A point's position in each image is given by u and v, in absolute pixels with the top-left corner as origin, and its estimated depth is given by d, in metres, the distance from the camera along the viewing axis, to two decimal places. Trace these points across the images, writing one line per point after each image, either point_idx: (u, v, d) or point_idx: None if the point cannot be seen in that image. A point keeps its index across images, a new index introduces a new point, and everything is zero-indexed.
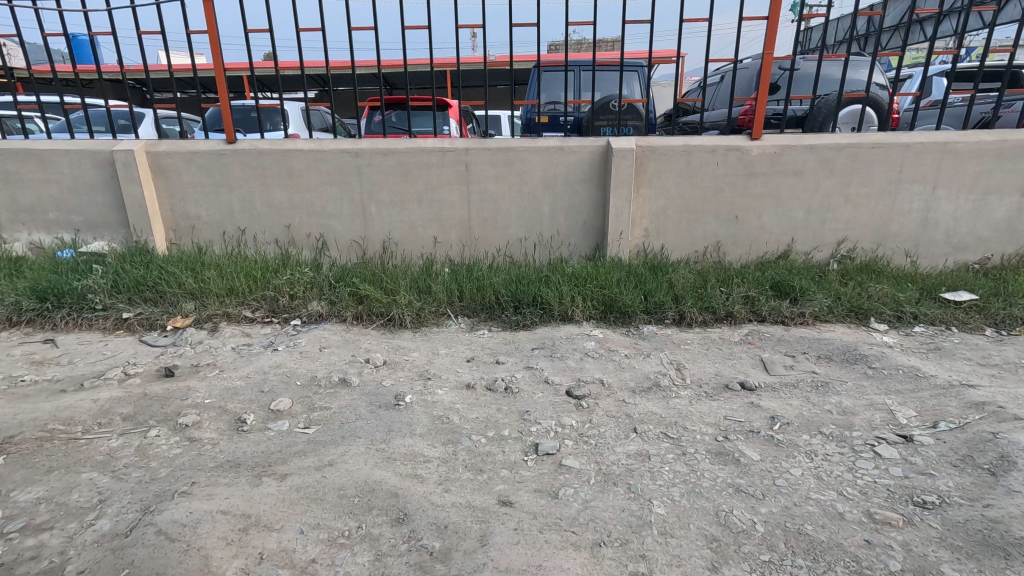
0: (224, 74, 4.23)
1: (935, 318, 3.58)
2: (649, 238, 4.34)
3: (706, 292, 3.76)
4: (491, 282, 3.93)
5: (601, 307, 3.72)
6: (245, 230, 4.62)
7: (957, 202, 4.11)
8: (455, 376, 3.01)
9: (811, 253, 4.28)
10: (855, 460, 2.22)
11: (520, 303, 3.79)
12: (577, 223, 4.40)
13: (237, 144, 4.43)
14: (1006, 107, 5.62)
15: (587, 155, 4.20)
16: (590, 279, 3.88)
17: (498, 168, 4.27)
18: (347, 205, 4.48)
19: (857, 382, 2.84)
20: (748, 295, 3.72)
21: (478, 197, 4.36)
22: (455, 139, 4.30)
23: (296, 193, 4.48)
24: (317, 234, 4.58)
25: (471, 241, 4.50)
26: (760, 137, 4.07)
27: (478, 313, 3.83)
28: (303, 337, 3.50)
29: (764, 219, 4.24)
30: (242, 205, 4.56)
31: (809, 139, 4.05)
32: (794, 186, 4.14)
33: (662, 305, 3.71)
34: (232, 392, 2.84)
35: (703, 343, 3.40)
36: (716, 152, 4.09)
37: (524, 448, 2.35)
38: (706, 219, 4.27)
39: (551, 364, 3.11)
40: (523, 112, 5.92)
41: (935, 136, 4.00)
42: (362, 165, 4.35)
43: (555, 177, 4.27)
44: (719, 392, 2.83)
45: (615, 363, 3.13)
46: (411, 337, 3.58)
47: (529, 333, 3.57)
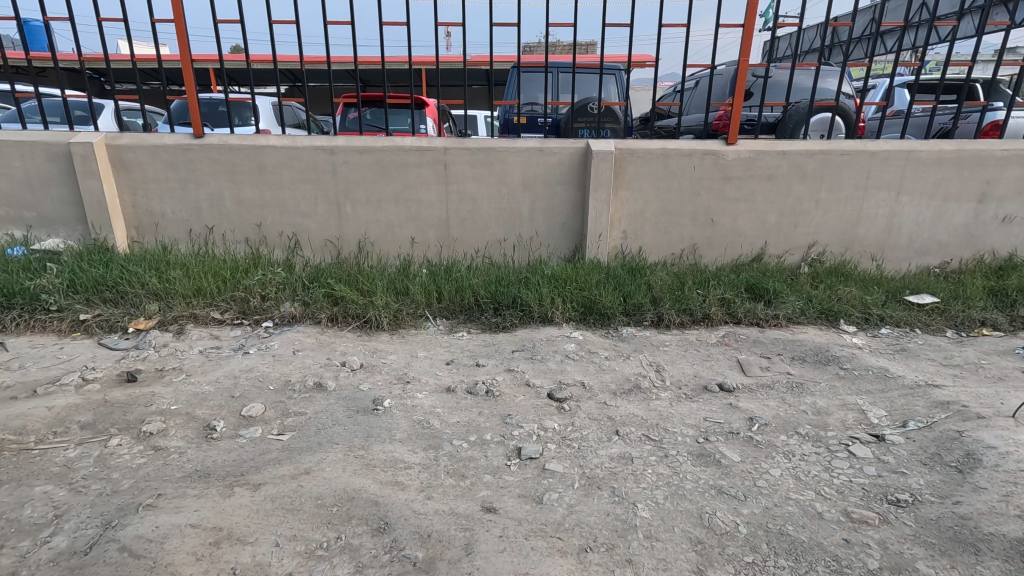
0: (191, 67, 4.06)
1: (900, 319, 3.72)
2: (627, 240, 4.37)
3: (683, 294, 3.80)
4: (470, 284, 3.89)
5: (581, 309, 3.72)
6: (213, 228, 4.45)
7: (919, 208, 4.27)
8: (435, 380, 2.96)
9: (783, 256, 4.39)
10: (831, 460, 2.27)
11: (500, 304, 3.76)
12: (556, 225, 4.39)
13: (205, 138, 4.26)
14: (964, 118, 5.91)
15: (566, 156, 4.20)
16: (569, 281, 3.87)
17: (477, 168, 4.22)
18: (322, 204, 4.36)
19: (830, 383, 2.91)
20: (724, 297, 3.78)
21: (456, 197, 4.31)
22: (434, 138, 4.24)
23: (268, 191, 4.34)
24: (290, 233, 4.45)
25: (449, 242, 4.44)
26: (735, 142, 4.15)
27: (457, 315, 3.78)
28: (275, 339, 3.39)
29: (738, 223, 4.32)
30: (209, 202, 4.39)
31: (782, 145, 4.15)
32: (767, 190, 4.24)
33: (641, 307, 3.73)
34: (200, 398, 2.72)
35: (681, 344, 3.43)
36: (693, 156, 4.15)
37: (507, 453, 2.32)
38: (683, 222, 4.33)
39: (532, 367, 3.09)
40: (501, 113, 5.89)
41: (900, 144, 4.15)
42: (337, 163, 4.24)
43: (534, 178, 4.26)
44: (699, 394, 2.86)
45: (596, 365, 3.13)
46: (389, 339, 3.51)
47: (509, 335, 3.54)
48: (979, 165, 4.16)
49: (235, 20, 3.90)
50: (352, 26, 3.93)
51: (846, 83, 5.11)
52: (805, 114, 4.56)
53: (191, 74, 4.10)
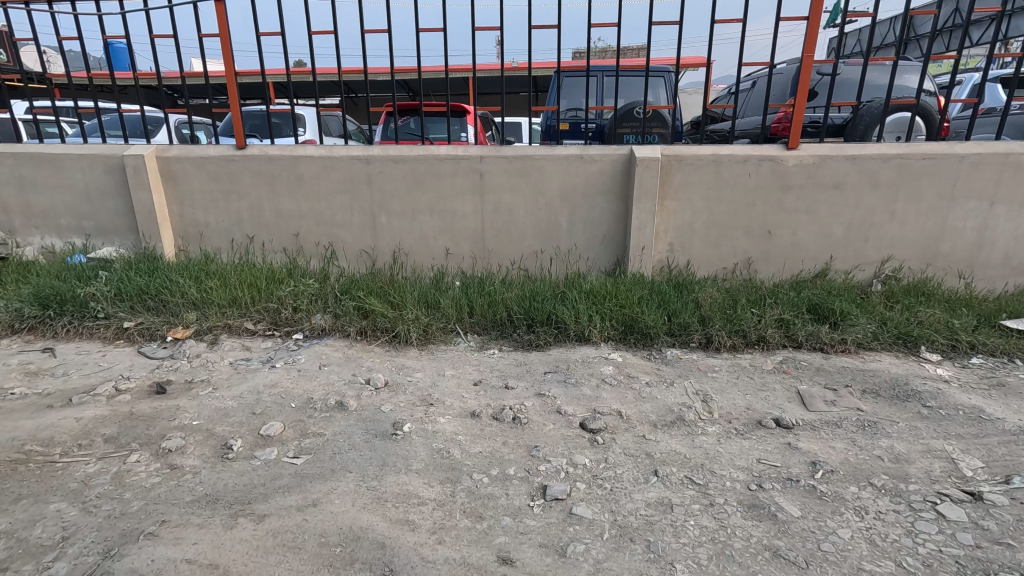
0: (234, 78, 4.14)
1: (996, 348, 3.22)
2: (673, 253, 4.06)
3: (735, 313, 3.46)
4: (502, 298, 3.71)
5: (621, 327, 3.45)
6: (253, 238, 4.50)
7: (1018, 219, 3.73)
8: (461, 403, 2.78)
9: (851, 272, 3.94)
10: (914, 522, 1.92)
11: (533, 321, 3.55)
12: (596, 237, 4.15)
13: (246, 150, 4.31)
14: None
15: (608, 164, 3.95)
16: (608, 297, 3.62)
17: (513, 177, 4.05)
18: (357, 214, 4.32)
19: (910, 424, 2.52)
20: (783, 318, 3.41)
21: (492, 207, 4.15)
22: (470, 146, 4.10)
23: (306, 201, 4.34)
24: (326, 243, 4.43)
25: (484, 253, 4.28)
26: (797, 147, 3.76)
27: (489, 331, 3.61)
28: (303, 353, 3.33)
29: (799, 235, 3.92)
30: (250, 212, 4.44)
31: (851, 149, 3.73)
32: (833, 200, 3.82)
33: (688, 328, 3.42)
34: (222, 413, 2.67)
35: (733, 371, 3.10)
36: (748, 162, 3.80)
37: (530, 492, 2.11)
38: (736, 234, 3.97)
39: (564, 392, 2.86)
40: (543, 119, 5.70)
41: (994, 147, 3.63)
42: (372, 173, 4.18)
43: (573, 188, 4.04)
44: (752, 430, 2.54)
45: (635, 392, 2.86)
46: (417, 356, 3.38)
47: (542, 355, 3.33)
48: None
49: (276, 32, 3.96)
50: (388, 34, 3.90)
51: (929, 79, 4.56)
52: (879, 114, 4.09)
53: (233, 85, 4.17)
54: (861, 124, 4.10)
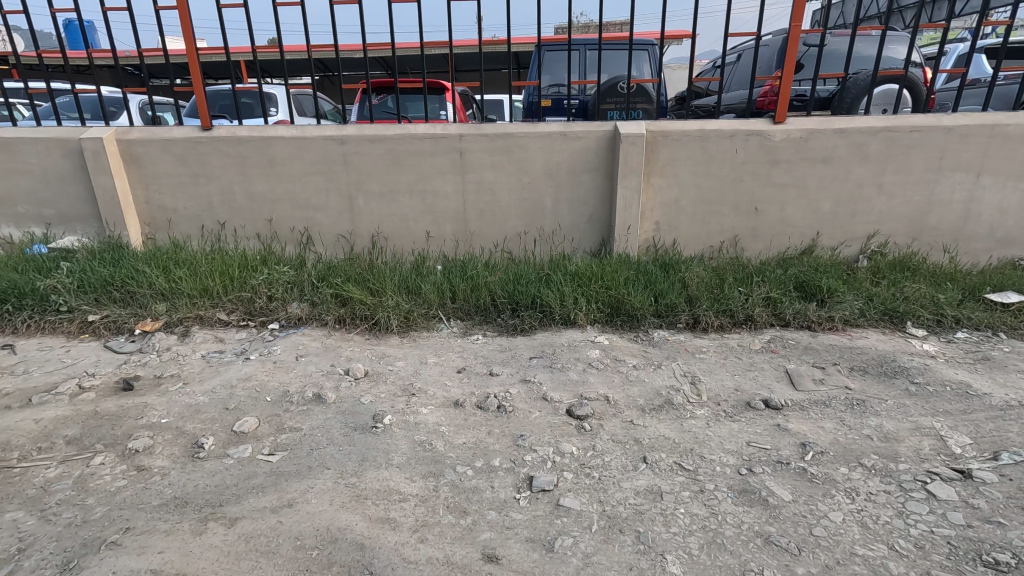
0: (195, 55, 3.91)
1: (980, 322, 3.21)
2: (660, 232, 3.98)
3: (723, 293, 3.41)
4: (486, 282, 3.61)
5: (607, 309, 3.38)
6: (225, 224, 4.31)
7: (1003, 192, 3.71)
8: (444, 392, 2.70)
9: (837, 248, 3.91)
10: (905, 502, 1.90)
11: (518, 305, 3.46)
12: (582, 216, 4.04)
13: (213, 131, 4.09)
14: None
15: (593, 141, 3.83)
16: (594, 278, 3.53)
17: (495, 156, 3.91)
18: (333, 197, 4.15)
19: (899, 401, 2.49)
20: (770, 296, 3.36)
21: (474, 187, 4.01)
22: (449, 124, 3.94)
23: (278, 184, 4.16)
24: (302, 228, 4.26)
25: (467, 236, 4.15)
26: (785, 121, 3.67)
27: (473, 316, 3.51)
28: (279, 344, 3.20)
29: (787, 211, 3.86)
30: (220, 196, 4.24)
31: (839, 122, 3.65)
32: (821, 175, 3.75)
33: (675, 308, 3.36)
34: (193, 410, 2.55)
35: (721, 351, 3.05)
36: (735, 137, 3.70)
37: (516, 483, 2.04)
38: (724, 211, 3.90)
39: (550, 378, 2.78)
40: (525, 95, 5.53)
41: (981, 118, 3.59)
42: (348, 154, 4.00)
43: (557, 166, 3.91)
44: (740, 412, 2.49)
45: (622, 376, 2.80)
46: (398, 343, 3.27)
47: (527, 340, 3.24)
48: None
49: (239, 5, 3.75)
50: (359, 5, 3.70)
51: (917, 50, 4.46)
52: (866, 86, 4.01)
53: (195, 62, 3.94)
54: (848, 96, 4.02)
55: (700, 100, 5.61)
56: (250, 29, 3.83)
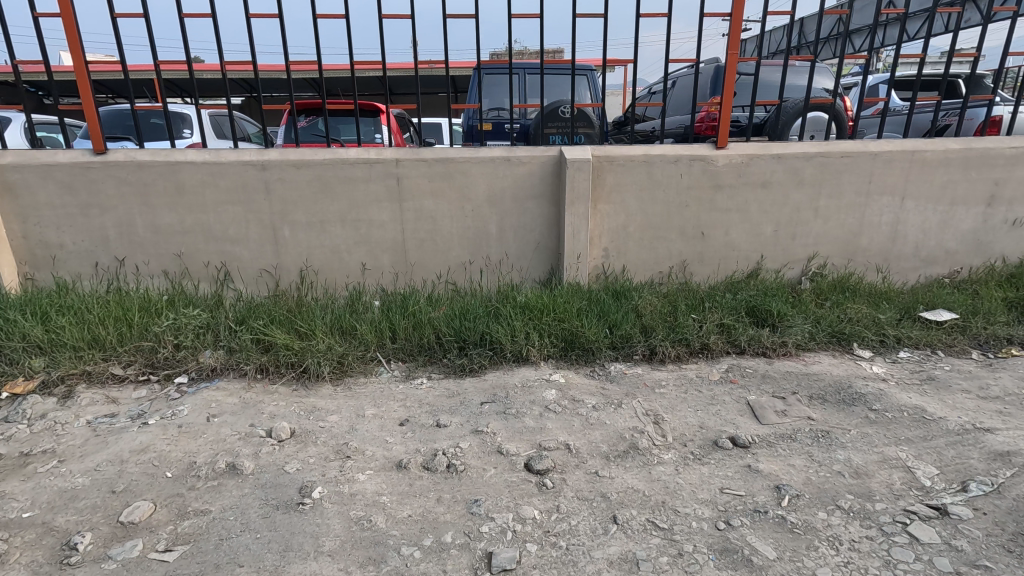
0: (84, 69, 3.42)
1: (920, 340, 3.29)
2: (609, 259, 3.86)
3: (677, 321, 3.31)
4: (429, 319, 3.32)
5: (561, 343, 3.18)
6: (124, 260, 3.76)
7: (925, 213, 3.89)
8: (385, 451, 2.36)
9: (781, 270, 3.95)
10: (889, 549, 1.78)
11: (465, 342, 3.18)
12: (529, 244, 3.85)
13: (108, 155, 3.57)
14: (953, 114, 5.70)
15: (538, 167, 3.67)
16: (546, 310, 3.33)
17: (435, 182, 3.66)
18: (254, 228, 3.72)
19: (862, 430, 2.43)
20: (723, 323, 3.30)
21: (413, 216, 3.73)
22: (384, 148, 3.66)
23: (189, 215, 3.68)
24: (218, 263, 3.79)
25: (406, 268, 3.85)
26: (726, 146, 3.69)
27: (416, 356, 3.20)
28: (187, 401, 2.74)
29: (731, 235, 3.87)
30: (118, 229, 3.70)
31: (776, 148, 3.71)
32: (762, 199, 3.79)
33: (630, 339, 3.22)
34: (68, 497, 2.07)
35: (680, 384, 2.92)
36: (679, 162, 3.67)
37: (473, 564, 1.75)
38: (671, 236, 3.85)
39: (504, 427, 2.52)
40: (464, 119, 5.33)
41: (903, 144, 3.76)
42: (270, 181, 3.62)
43: (501, 193, 3.72)
44: (708, 453, 2.34)
45: (582, 420, 2.58)
46: (331, 394, 2.90)
47: (477, 382, 2.96)
48: (987, 165, 3.80)
49: (139, 14, 3.35)
50: (280, 20, 3.41)
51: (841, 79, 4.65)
52: (799, 112, 4.11)
53: (83, 77, 3.44)
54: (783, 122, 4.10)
55: (640, 125, 5.65)
56: (151, 41, 3.41)
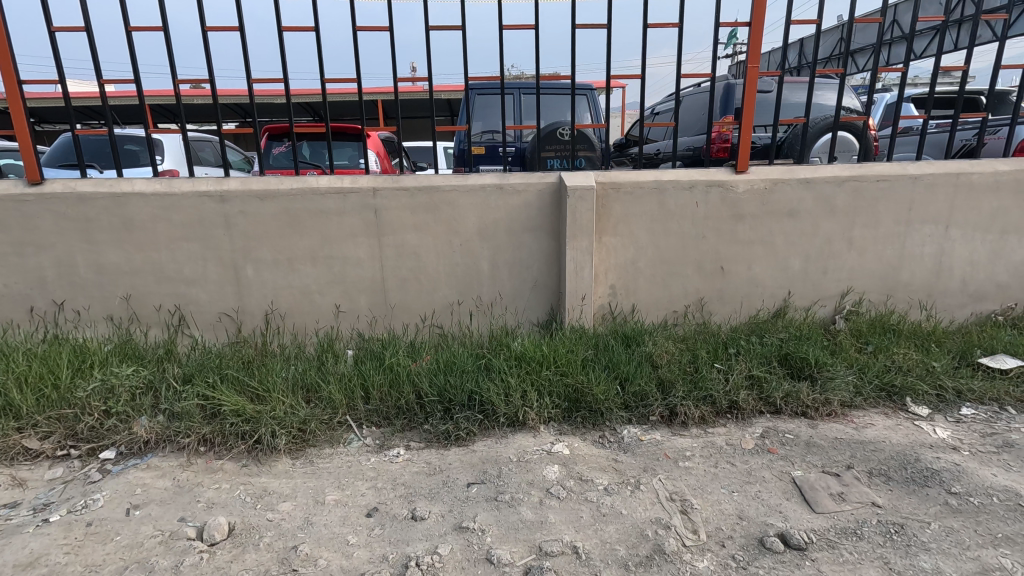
0: (16, 89, 3.02)
1: (984, 394, 2.81)
2: (616, 297, 3.41)
3: (699, 374, 2.83)
4: (409, 373, 2.84)
5: (563, 403, 2.70)
6: (63, 304, 3.29)
7: (972, 243, 3.45)
8: (343, 561, 1.86)
9: (811, 308, 3.49)
10: None
11: (451, 403, 2.69)
12: (525, 282, 3.39)
13: (45, 186, 3.14)
14: (991, 133, 5.36)
15: (534, 195, 3.24)
16: (545, 362, 2.84)
17: (418, 214, 3.22)
18: (213, 266, 3.27)
19: (946, 524, 1.93)
20: (753, 375, 2.83)
21: (393, 252, 3.28)
22: (360, 176, 3.24)
23: (137, 252, 3.23)
24: (171, 306, 3.33)
25: (386, 310, 3.38)
26: (747, 170, 3.27)
27: (392, 420, 2.70)
28: (107, 487, 2.23)
29: (754, 270, 3.42)
30: (56, 269, 3.24)
31: (803, 172, 3.30)
32: (788, 229, 3.35)
33: (646, 397, 2.74)
34: None
35: (708, 456, 2.42)
36: (695, 189, 3.25)
37: None
38: (687, 271, 3.40)
39: (496, 521, 2.02)
40: (454, 143, 4.95)
41: (946, 166, 3.34)
42: (230, 214, 3.18)
43: (493, 225, 3.27)
44: (756, 558, 1.84)
45: (592, 509, 2.09)
46: (287, 471, 2.40)
47: (465, 454, 2.47)
48: None
49: (80, 28, 2.98)
50: (241, 33, 3.04)
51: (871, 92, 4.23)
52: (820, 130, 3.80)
53: (15, 98, 3.03)
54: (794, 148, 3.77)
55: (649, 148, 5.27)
56: (96, 58, 3.04)
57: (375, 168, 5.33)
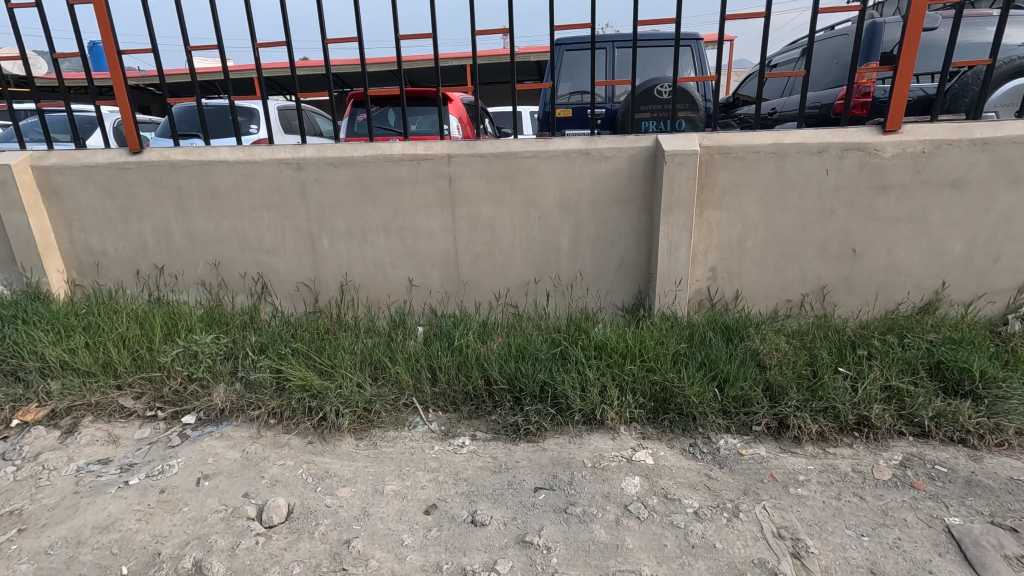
0: (117, 60, 3.14)
1: None
2: (717, 281, 2.95)
3: (820, 381, 2.34)
4: (478, 357, 2.64)
5: (648, 403, 2.36)
6: (163, 269, 3.47)
7: None
8: (394, 564, 1.72)
9: (973, 304, 2.80)
10: None
11: (521, 393, 2.45)
12: (609, 261, 3.03)
13: (144, 155, 3.26)
14: None
15: (624, 162, 2.83)
16: (630, 354, 2.50)
17: (494, 184, 2.96)
18: (291, 236, 3.25)
19: None
20: (891, 386, 2.29)
21: (467, 224, 3.06)
22: (434, 141, 3.02)
23: (223, 220, 3.29)
24: (255, 274, 3.38)
25: (458, 287, 3.20)
26: (899, 129, 2.62)
27: (459, 406, 2.53)
28: (183, 453, 2.28)
29: (897, 255, 2.78)
30: (155, 235, 3.40)
31: (979, 131, 2.58)
32: (950, 204, 2.66)
33: (749, 403, 2.32)
34: None
35: (827, 484, 1.98)
36: (826, 154, 2.66)
37: None
38: (808, 254, 2.84)
39: (563, 538, 1.77)
40: (539, 105, 4.58)
41: None
42: (306, 182, 3.12)
43: (576, 196, 2.92)
44: None
45: (678, 537, 1.77)
46: (351, 452, 2.32)
47: (533, 453, 2.24)
48: None
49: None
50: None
51: None
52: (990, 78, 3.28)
53: (116, 69, 3.16)
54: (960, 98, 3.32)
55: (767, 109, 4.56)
56: (184, 26, 3.08)
57: (457, 135, 5.14)
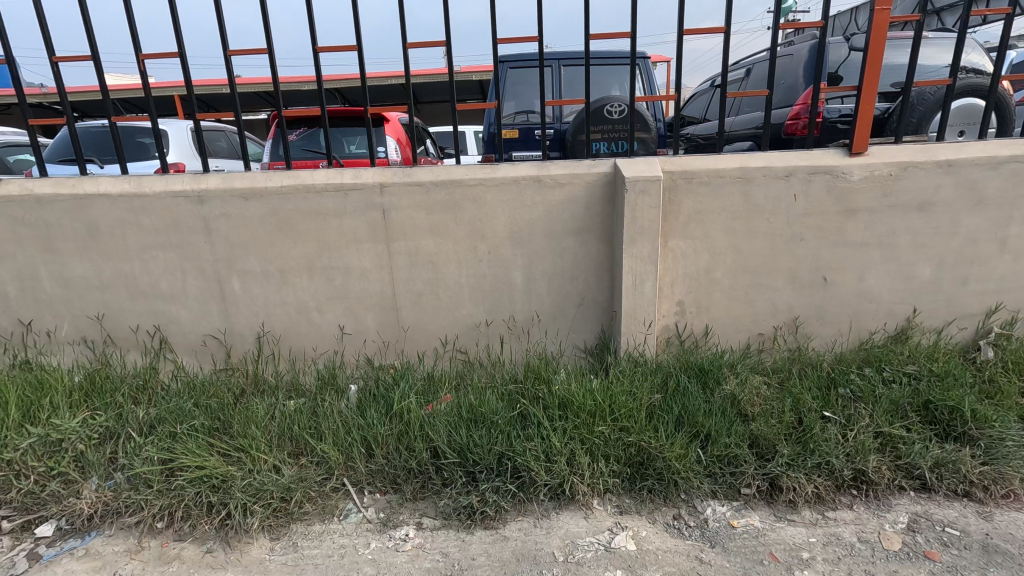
0: None
1: None
2: (685, 317, 2.69)
3: (808, 430, 2.10)
4: (423, 422, 2.22)
5: (623, 470, 2.03)
6: (31, 324, 2.83)
7: None
8: None
9: (945, 330, 2.68)
10: None
11: (475, 466, 2.06)
12: (568, 298, 2.71)
13: (1, 188, 2.65)
14: None
15: (581, 189, 2.54)
16: (599, 410, 2.16)
17: (435, 216, 2.58)
18: (194, 281, 2.73)
19: None
20: (883, 433, 2.08)
21: (405, 262, 2.66)
22: (364, 168, 2.61)
23: (107, 264, 2.72)
24: (150, 327, 2.81)
25: (398, 333, 2.78)
26: (865, 151, 2.47)
27: (401, 486, 2.10)
28: None
29: (869, 282, 2.63)
30: (19, 284, 2.77)
31: (942, 152, 2.47)
32: (919, 229, 2.54)
33: (736, 461, 2.04)
34: None
35: (835, 562, 1.71)
36: (793, 178, 2.47)
37: None
38: (778, 283, 2.64)
39: None
40: (483, 124, 4.26)
41: None
42: (210, 217, 2.62)
43: (529, 227, 2.60)
44: None
45: None
46: (263, 561, 1.83)
47: (493, 545, 1.84)
48: None
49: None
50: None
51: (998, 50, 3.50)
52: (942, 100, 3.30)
53: None
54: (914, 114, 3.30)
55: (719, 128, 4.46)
56: (46, 32, 2.57)
57: (396, 157, 4.76)
